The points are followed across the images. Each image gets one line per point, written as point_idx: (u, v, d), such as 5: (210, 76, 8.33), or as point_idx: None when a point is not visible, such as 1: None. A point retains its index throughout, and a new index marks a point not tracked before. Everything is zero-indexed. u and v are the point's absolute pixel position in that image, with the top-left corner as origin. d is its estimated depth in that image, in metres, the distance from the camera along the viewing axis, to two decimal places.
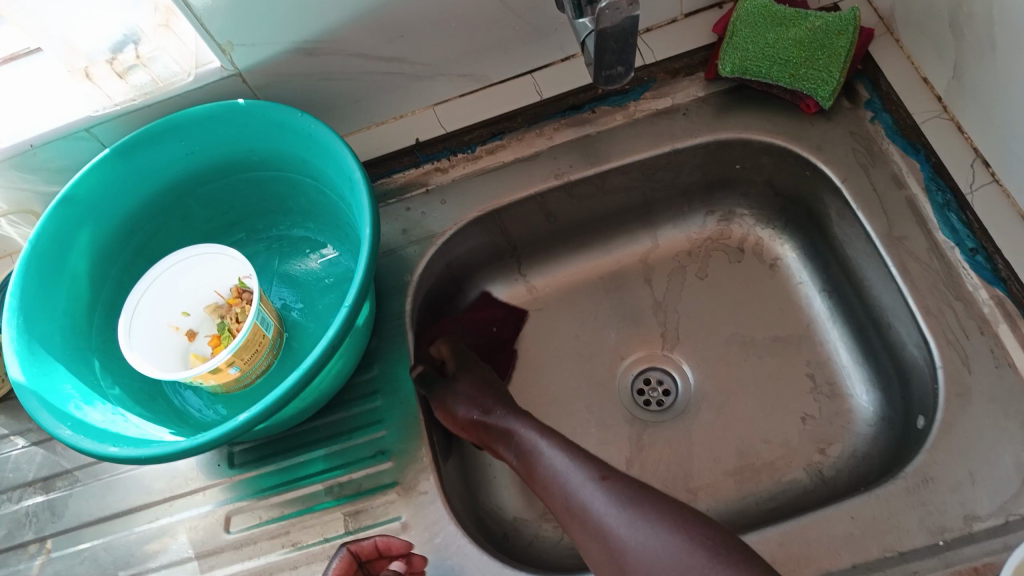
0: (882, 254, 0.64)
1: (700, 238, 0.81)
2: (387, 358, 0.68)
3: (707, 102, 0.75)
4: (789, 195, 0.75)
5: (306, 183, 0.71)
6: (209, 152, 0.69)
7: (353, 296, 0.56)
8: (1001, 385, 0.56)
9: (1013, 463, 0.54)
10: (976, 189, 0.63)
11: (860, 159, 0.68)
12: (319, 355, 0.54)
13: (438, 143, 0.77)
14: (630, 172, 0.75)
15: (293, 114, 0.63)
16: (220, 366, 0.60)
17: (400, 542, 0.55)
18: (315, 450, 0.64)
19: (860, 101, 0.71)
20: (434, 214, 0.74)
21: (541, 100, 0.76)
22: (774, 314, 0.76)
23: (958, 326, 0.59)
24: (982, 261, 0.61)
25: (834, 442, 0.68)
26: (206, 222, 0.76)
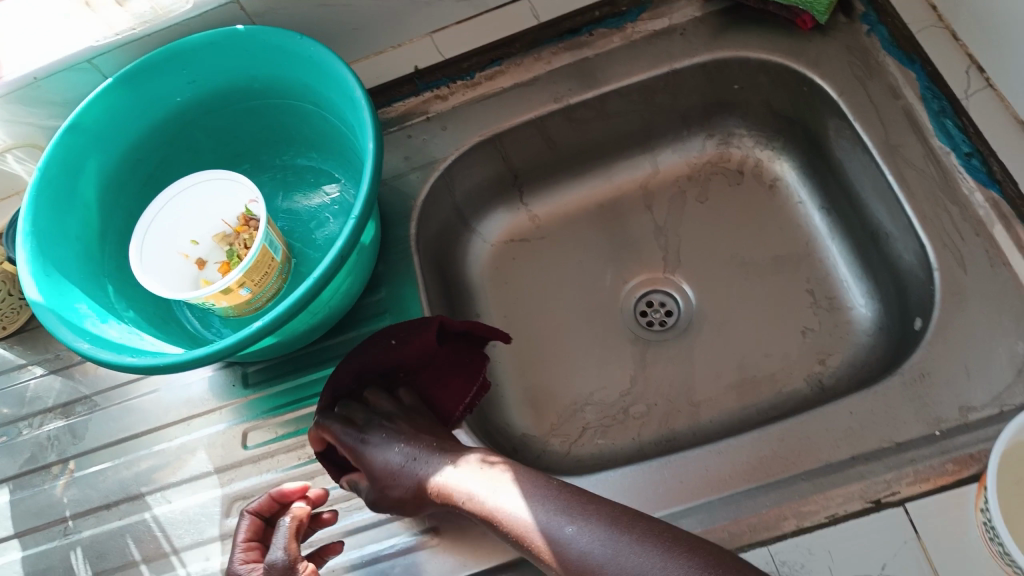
0: (880, 163, 0.65)
1: (700, 162, 0.82)
2: (393, 281, 0.69)
3: (705, 22, 0.74)
4: (787, 115, 0.76)
5: (308, 110, 0.71)
6: (211, 80, 0.69)
7: (358, 208, 0.56)
8: (996, 282, 0.58)
9: (1007, 355, 0.55)
10: (970, 96, 0.65)
11: (858, 72, 0.69)
12: (328, 266, 0.55)
13: (436, 71, 0.77)
14: (629, 94, 0.75)
15: (291, 38, 0.63)
16: (231, 287, 0.61)
17: (294, 486, 0.56)
18: (326, 369, 0.65)
19: (855, 15, 0.72)
20: (436, 140, 0.75)
21: (539, 24, 0.76)
22: (773, 233, 0.77)
23: (955, 229, 0.61)
24: (978, 164, 0.63)
25: (833, 352, 0.69)
26: (210, 153, 0.76)
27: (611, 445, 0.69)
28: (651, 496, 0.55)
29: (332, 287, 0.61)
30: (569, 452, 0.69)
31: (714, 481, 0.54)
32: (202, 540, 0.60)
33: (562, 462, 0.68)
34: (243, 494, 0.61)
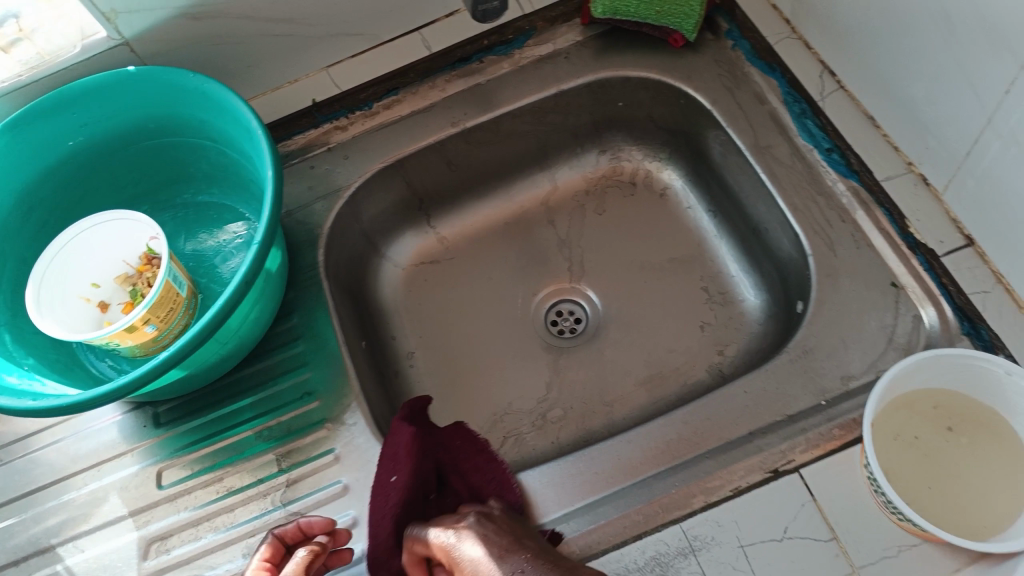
0: (752, 163, 0.71)
1: (595, 177, 0.86)
2: (304, 308, 0.69)
3: (586, 45, 0.80)
4: (669, 127, 0.81)
5: (207, 146, 0.72)
6: (105, 122, 0.69)
7: (261, 234, 0.57)
8: (862, 262, 0.64)
9: (876, 326, 0.61)
10: (826, 97, 0.71)
11: (726, 83, 0.75)
12: (232, 292, 0.56)
13: (334, 102, 0.79)
14: (522, 115, 0.79)
15: (183, 75, 0.64)
16: (136, 325, 0.60)
17: (321, 520, 0.55)
18: (241, 400, 0.65)
19: (720, 32, 0.78)
20: (338, 169, 0.77)
21: (431, 54, 0.78)
22: (667, 237, 0.82)
23: (823, 218, 0.67)
24: (837, 158, 0.69)
25: (730, 342, 0.74)
26: (107, 195, 0.75)
27: (532, 450, 0.71)
28: (570, 487, 0.58)
29: (240, 315, 0.61)
30: None
31: (624, 467, 0.58)
32: None
33: None
34: (159, 535, 0.60)
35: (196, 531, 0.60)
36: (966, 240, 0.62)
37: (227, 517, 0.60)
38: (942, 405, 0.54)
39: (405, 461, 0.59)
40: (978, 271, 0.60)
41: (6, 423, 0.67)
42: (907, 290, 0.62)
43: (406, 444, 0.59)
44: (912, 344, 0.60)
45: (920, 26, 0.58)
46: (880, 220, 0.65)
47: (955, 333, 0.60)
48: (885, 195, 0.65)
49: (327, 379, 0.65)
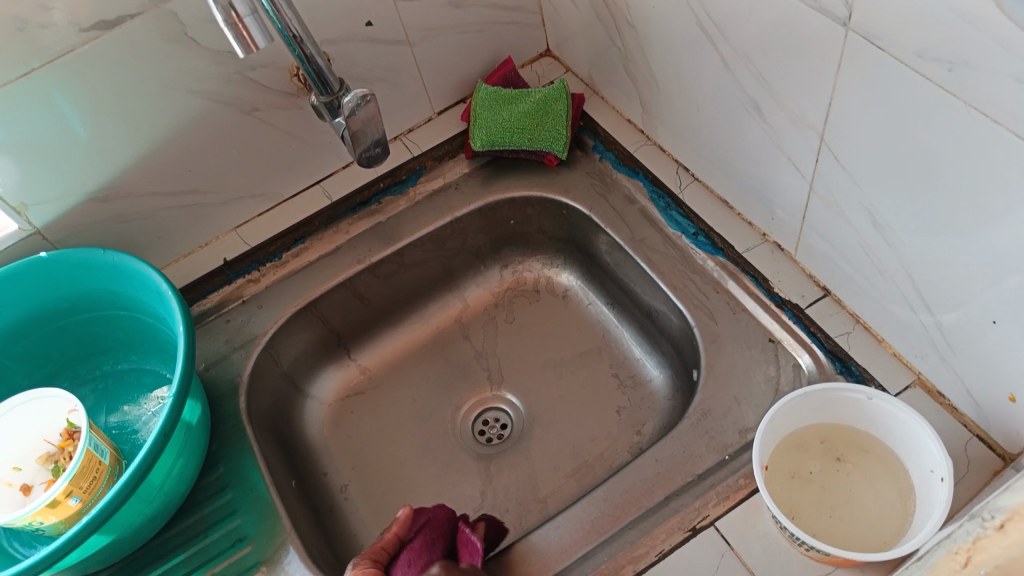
0: (633, 256, 0.79)
1: (501, 289, 0.92)
2: (231, 455, 0.71)
3: (472, 175, 0.88)
4: (558, 235, 0.89)
5: (123, 316, 0.75)
6: (18, 309, 0.72)
7: (176, 386, 0.60)
8: (739, 324, 0.71)
9: (762, 380, 0.67)
10: (685, 189, 0.79)
11: (599, 190, 0.84)
12: (151, 447, 0.58)
13: (245, 259, 0.83)
14: (422, 244, 0.86)
15: (96, 253, 0.69)
16: (58, 499, 0.60)
17: None
18: (173, 559, 0.65)
19: (587, 147, 0.88)
20: (253, 319, 0.80)
21: (331, 202, 0.86)
22: (574, 335, 0.87)
23: (699, 291, 0.74)
24: (704, 239, 0.77)
25: (645, 422, 0.78)
26: (24, 378, 0.76)
27: None
28: None
29: (162, 471, 0.63)
30: None
31: (555, 553, 0.60)
32: None
33: None
34: None
35: None
36: (822, 291, 0.69)
37: None
38: (827, 439, 0.59)
39: None
40: (838, 316, 0.67)
41: None
42: (783, 343, 0.69)
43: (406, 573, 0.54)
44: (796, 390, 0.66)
45: (737, 117, 0.68)
46: (749, 287, 0.72)
47: (830, 373, 0.66)
48: (749, 265, 0.73)
49: (259, 522, 0.66)
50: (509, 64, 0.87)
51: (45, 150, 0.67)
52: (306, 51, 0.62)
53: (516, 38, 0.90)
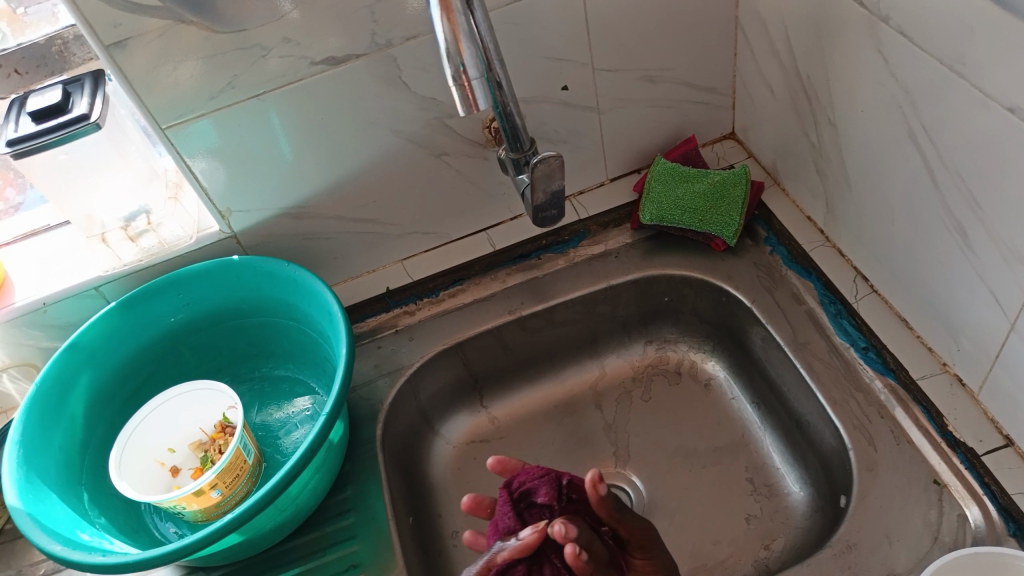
0: (792, 359, 0.75)
1: (642, 365, 0.90)
2: (360, 480, 0.74)
3: (635, 247, 0.88)
4: (712, 320, 0.87)
5: (289, 326, 0.81)
6: (204, 303, 0.79)
7: (329, 406, 0.63)
8: (902, 456, 0.65)
9: (922, 523, 0.61)
10: (860, 299, 0.75)
11: (765, 283, 0.81)
12: (297, 460, 0.61)
13: (405, 290, 0.87)
14: (574, 306, 0.86)
15: (281, 265, 0.75)
16: (203, 489, 0.65)
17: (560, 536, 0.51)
18: (289, 570, 0.69)
19: (759, 238, 0.85)
20: (403, 349, 0.84)
21: (494, 250, 0.88)
22: (711, 427, 0.84)
23: (861, 411, 0.69)
24: (874, 356, 0.72)
25: (776, 536, 0.74)
26: (195, 367, 0.83)
27: None
28: None
29: (299, 484, 0.67)
30: None
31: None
32: None
33: None
34: None
35: None
36: (1004, 441, 0.62)
37: None
38: None
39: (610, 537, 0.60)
40: (1018, 472, 0.60)
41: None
42: (951, 489, 0.62)
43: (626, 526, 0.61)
44: (958, 543, 0.60)
45: (934, 237, 0.64)
46: (919, 418, 0.67)
47: (1001, 533, 0.59)
48: (921, 394, 0.67)
49: (375, 552, 0.68)
50: (693, 142, 0.87)
51: (255, 165, 0.74)
52: (507, 107, 0.65)
53: (704, 118, 0.90)
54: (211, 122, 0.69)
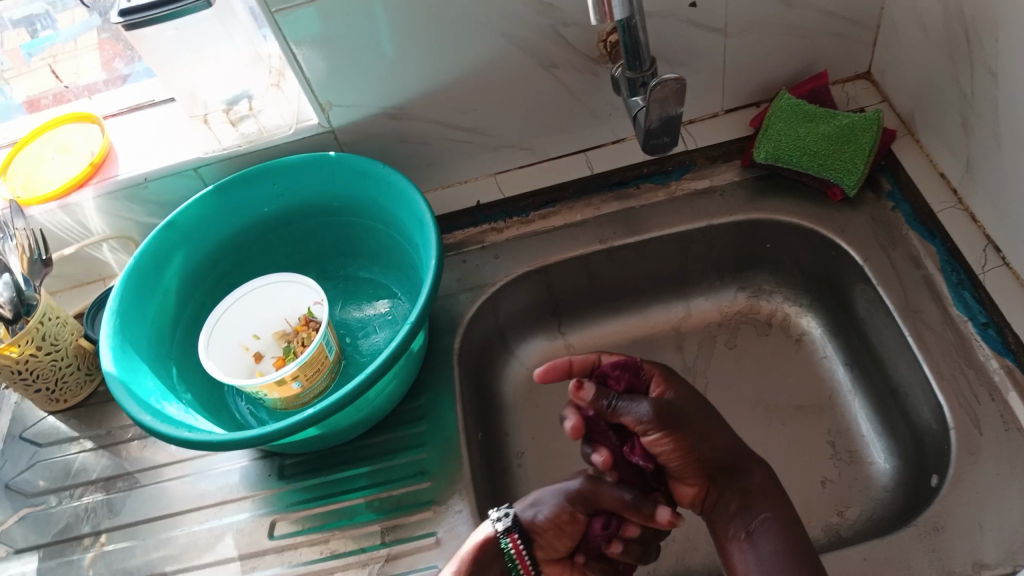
0: (900, 326, 0.70)
1: (730, 311, 0.87)
2: (434, 389, 0.74)
3: (741, 186, 0.82)
4: (814, 274, 0.81)
5: (378, 229, 0.80)
6: (297, 196, 0.79)
7: (415, 315, 0.62)
8: (1011, 446, 0.60)
9: (1022, 519, 0.57)
10: (987, 270, 0.69)
11: (881, 241, 0.75)
12: (379, 364, 0.60)
13: (496, 206, 0.85)
14: (668, 242, 0.82)
15: (375, 166, 0.73)
16: (285, 379, 0.66)
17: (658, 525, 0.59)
18: (359, 468, 0.71)
19: (882, 193, 0.78)
20: (487, 266, 0.82)
21: (593, 173, 0.84)
22: (797, 384, 0.80)
23: (971, 391, 0.64)
24: (993, 333, 0.66)
25: (852, 506, 0.71)
26: (285, 258, 0.84)
27: None
28: None
29: (378, 387, 0.67)
30: None
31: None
32: None
33: None
34: None
35: None
36: None
37: None
38: None
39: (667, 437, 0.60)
40: None
41: (152, 448, 0.77)
42: None
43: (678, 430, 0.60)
44: None
45: None
46: None
47: None
48: None
49: (442, 461, 0.69)
50: (823, 79, 0.79)
51: (358, 59, 0.71)
52: (633, 20, 0.60)
53: (839, 52, 0.82)
54: (315, 11, 0.66)
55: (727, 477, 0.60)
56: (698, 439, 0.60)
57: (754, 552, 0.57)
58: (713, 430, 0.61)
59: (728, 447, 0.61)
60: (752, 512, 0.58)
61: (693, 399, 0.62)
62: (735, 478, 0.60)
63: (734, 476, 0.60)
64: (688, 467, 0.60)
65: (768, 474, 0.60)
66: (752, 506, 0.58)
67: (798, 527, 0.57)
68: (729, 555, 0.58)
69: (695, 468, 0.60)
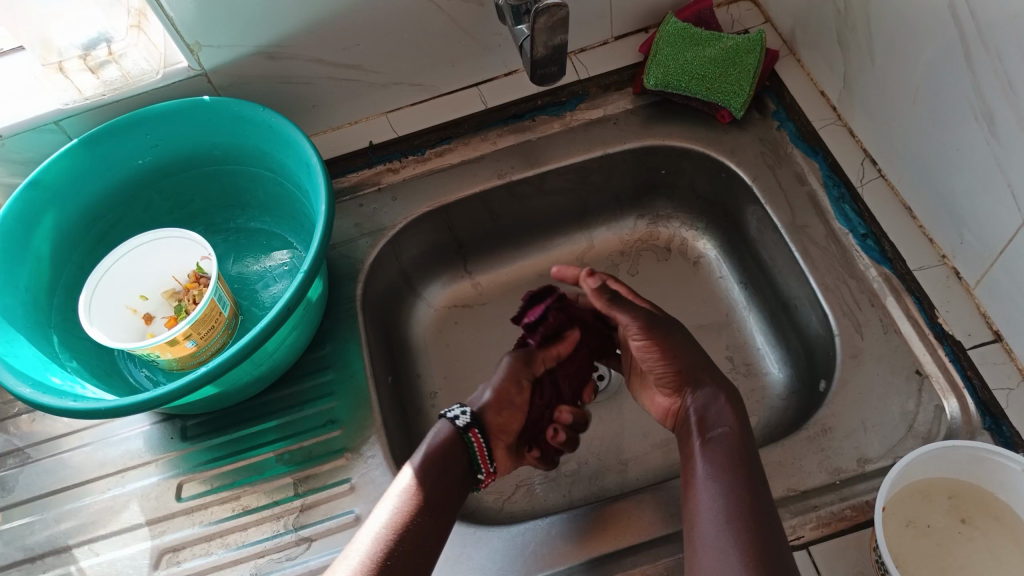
0: (788, 242, 0.72)
1: (631, 239, 0.88)
2: (338, 338, 0.73)
3: (635, 113, 0.82)
4: (708, 198, 0.83)
5: (266, 176, 0.76)
6: (174, 146, 0.74)
7: (308, 263, 0.60)
8: (888, 346, 0.64)
9: (899, 412, 0.61)
10: (865, 183, 0.72)
11: (768, 160, 0.77)
12: (274, 316, 0.58)
13: (389, 146, 0.82)
14: (566, 174, 0.82)
15: (255, 109, 0.69)
16: (177, 339, 0.63)
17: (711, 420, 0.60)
18: (267, 422, 0.69)
19: (768, 112, 0.80)
20: (385, 209, 0.80)
21: (486, 108, 0.83)
22: (696, 304, 0.83)
23: (852, 299, 0.68)
24: (872, 244, 0.70)
25: (750, 414, 0.75)
26: (168, 213, 0.80)
27: (544, 503, 0.71)
28: (576, 540, 0.59)
29: (277, 339, 0.65)
30: (502, 507, 0.72)
31: (632, 525, 0.60)
32: None
33: (493, 515, 0.71)
34: (172, 546, 0.63)
35: (207, 546, 0.63)
36: (993, 335, 0.62)
37: (239, 536, 0.63)
38: (957, 496, 0.54)
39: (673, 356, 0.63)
40: (1003, 367, 0.60)
41: (43, 421, 0.73)
42: (932, 380, 0.62)
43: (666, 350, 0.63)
44: (932, 434, 0.60)
45: (958, 123, 0.60)
46: (910, 309, 0.66)
47: (976, 426, 0.60)
48: (916, 285, 0.66)
49: (352, 409, 0.68)
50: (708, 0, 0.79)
51: None
52: None
53: None
54: None
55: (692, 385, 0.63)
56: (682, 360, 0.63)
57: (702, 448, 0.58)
58: (694, 357, 0.64)
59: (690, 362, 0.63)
60: (721, 416, 0.59)
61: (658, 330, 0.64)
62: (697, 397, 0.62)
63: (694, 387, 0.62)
64: (664, 382, 0.65)
65: (733, 394, 0.61)
66: (720, 415, 0.60)
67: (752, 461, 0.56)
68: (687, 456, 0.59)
69: (669, 382, 0.64)
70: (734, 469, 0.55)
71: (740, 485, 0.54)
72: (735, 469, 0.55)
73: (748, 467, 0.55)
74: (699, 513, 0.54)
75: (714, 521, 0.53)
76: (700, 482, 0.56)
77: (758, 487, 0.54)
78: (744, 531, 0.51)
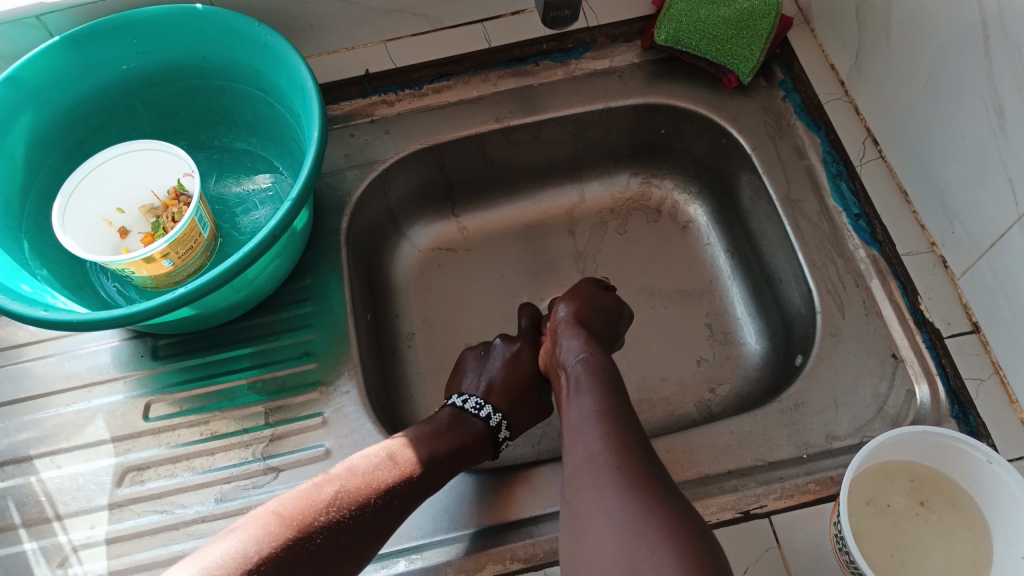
0: (781, 215, 0.72)
1: (623, 197, 0.87)
2: (320, 270, 0.72)
3: (641, 68, 0.80)
4: (705, 163, 0.82)
5: (255, 96, 0.74)
6: (161, 55, 0.70)
7: (296, 192, 0.58)
8: (867, 328, 0.65)
9: (871, 394, 0.62)
10: (864, 163, 0.72)
11: (770, 131, 0.76)
12: (258, 243, 0.57)
13: (386, 77, 0.80)
14: (565, 124, 0.80)
15: (249, 24, 0.65)
16: (154, 257, 0.61)
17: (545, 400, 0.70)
18: (241, 348, 0.68)
19: (774, 81, 0.79)
20: (377, 142, 0.78)
21: (489, 48, 0.79)
22: (681, 269, 0.83)
23: (838, 278, 0.68)
24: (864, 225, 0.70)
25: (722, 382, 0.76)
26: (150, 124, 0.77)
27: (513, 452, 0.71)
28: (546, 490, 0.60)
29: (258, 267, 0.64)
30: None
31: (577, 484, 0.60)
32: (90, 507, 0.61)
33: None
34: (136, 465, 0.63)
35: (173, 468, 0.63)
36: (972, 326, 0.63)
37: (206, 460, 0.63)
38: (918, 479, 0.55)
39: (574, 297, 0.68)
40: (977, 359, 0.61)
41: (8, 327, 0.71)
42: (906, 365, 0.63)
43: (579, 290, 0.70)
44: (900, 418, 0.61)
45: (969, 114, 0.59)
46: (893, 292, 0.66)
47: (944, 414, 0.61)
48: (901, 269, 0.66)
49: (329, 343, 0.67)
50: None
51: None
52: None
53: None
54: None
55: (567, 331, 0.65)
56: (571, 306, 0.67)
57: (569, 376, 0.60)
58: (584, 306, 0.67)
59: (574, 308, 0.67)
60: (573, 351, 0.62)
61: (590, 292, 0.69)
62: (565, 333, 0.65)
63: (563, 330, 0.65)
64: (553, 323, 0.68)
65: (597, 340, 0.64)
66: (575, 350, 0.62)
67: (608, 374, 0.59)
68: (559, 389, 0.61)
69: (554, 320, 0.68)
70: (612, 398, 0.56)
71: (613, 400, 0.55)
72: (598, 379, 0.58)
73: (614, 387, 0.57)
74: (573, 422, 0.55)
75: (591, 429, 0.53)
76: (570, 396, 0.58)
77: (624, 402, 0.56)
78: (613, 417, 0.54)
